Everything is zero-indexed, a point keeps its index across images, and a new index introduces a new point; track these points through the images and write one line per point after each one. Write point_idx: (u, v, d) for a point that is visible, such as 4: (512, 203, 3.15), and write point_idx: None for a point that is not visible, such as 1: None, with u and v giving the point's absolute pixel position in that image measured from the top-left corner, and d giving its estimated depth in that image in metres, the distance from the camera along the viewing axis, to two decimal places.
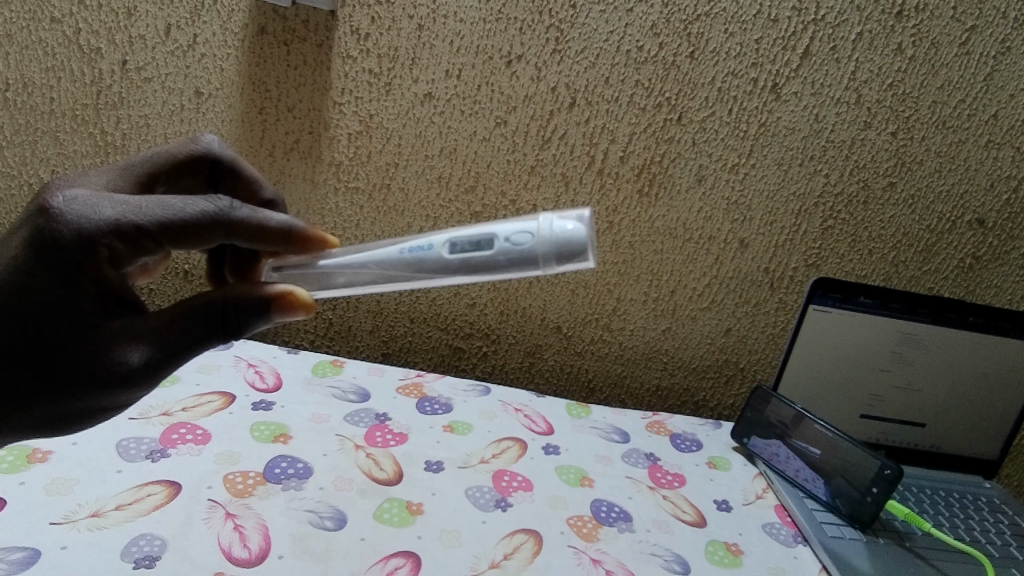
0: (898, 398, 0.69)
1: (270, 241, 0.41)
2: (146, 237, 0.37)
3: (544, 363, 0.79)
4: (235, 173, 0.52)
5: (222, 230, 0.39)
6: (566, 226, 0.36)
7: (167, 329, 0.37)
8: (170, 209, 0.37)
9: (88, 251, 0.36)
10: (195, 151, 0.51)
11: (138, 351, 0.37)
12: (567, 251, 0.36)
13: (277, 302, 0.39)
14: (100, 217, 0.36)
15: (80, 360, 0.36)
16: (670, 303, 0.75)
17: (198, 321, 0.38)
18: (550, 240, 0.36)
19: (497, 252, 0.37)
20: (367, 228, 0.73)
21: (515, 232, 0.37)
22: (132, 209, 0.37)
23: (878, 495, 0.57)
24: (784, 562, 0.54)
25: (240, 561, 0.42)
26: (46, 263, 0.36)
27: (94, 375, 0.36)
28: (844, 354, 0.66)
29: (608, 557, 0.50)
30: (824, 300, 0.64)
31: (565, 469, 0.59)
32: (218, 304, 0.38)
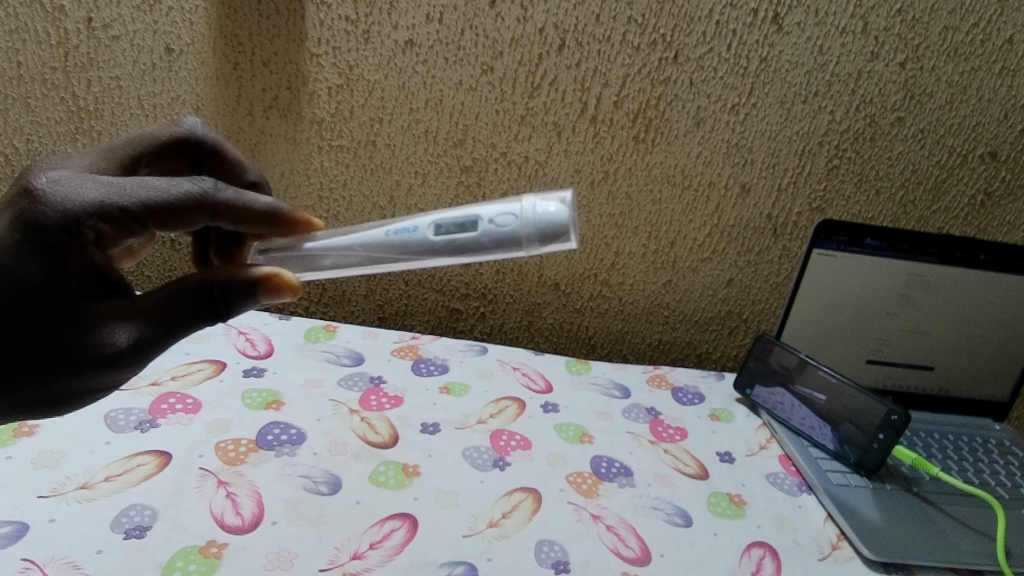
0: (906, 343, 0.67)
1: (260, 222, 0.39)
2: (130, 220, 0.35)
3: (543, 322, 0.77)
4: (220, 155, 0.50)
5: (207, 213, 0.37)
6: (552, 211, 0.35)
7: (154, 309, 0.36)
8: (154, 190, 0.36)
9: (73, 232, 0.34)
10: (175, 133, 0.48)
11: (127, 332, 0.35)
12: (550, 232, 0.35)
13: (263, 284, 0.38)
14: (82, 198, 0.35)
15: (64, 341, 0.34)
16: (670, 255, 0.73)
17: (185, 302, 0.36)
18: (533, 223, 0.36)
19: (481, 234, 0.37)
20: (354, 188, 0.71)
21: (499, 214, 0.36)
22: (115, 190, 0.35)
23: (884, 441, 0.56)
24: (789, 512, 0.53)
25: (233, 528, 0.42)
26: (15, 233, 0.34)
27: (78, 358, 0.35)
28: (849, 299, 0.64)
29: (608, 513, 0.49)
30: (828, 243, 0.62)
31: (565, 427, 0.58)
32: (205, 284, 0.36)
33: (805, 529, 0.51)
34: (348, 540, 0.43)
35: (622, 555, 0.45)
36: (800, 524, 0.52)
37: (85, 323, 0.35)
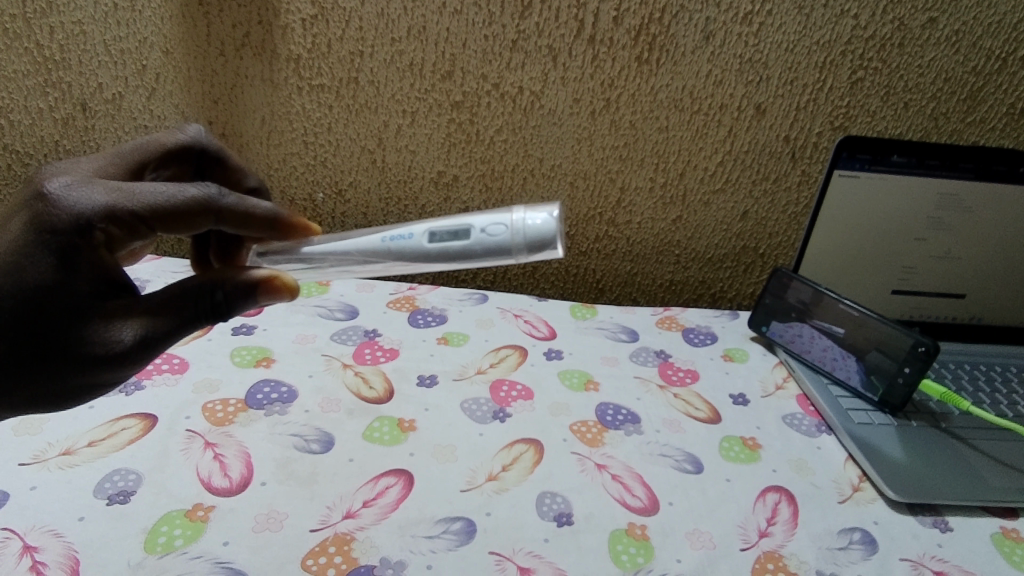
0: (935, 270, 0.62)
1: (261, 227, 0.38)
2: (135, 224, 0.34)
3: (548, 267, 0.73)
4: (221, 163, 0.48)
5: (212, 217, 0.36)
6: (543, 223, 0.34)
7: (155, 306, 0.33)
8: (158, 193, 0.34)
9: (82, 235, 0.32)
10: (176, 140, 0.45)
11: (127, 330, 0.33)
12: (539, 242, 0.34)
13: (262, 285, 0.35)
14: (85, 200, 0.33)
15: (63, 337, 0.32)
16: (680, 189, 0.68)
17: (187, 301, 0.34)
18: (523, 234, 0.34)
19: (473, 243, 0.35)
20: (340, 131, 0.67)
21: (490, 223, 0.34)
22: (119, 193, 0.34)
23: (910, 375, 0.52)
24: (807, 454, 0.50)
25: (221, 491, 0.40)
26: (13, 227, 0.33)
27: (76, 357, 0.32)
28: (873, 225, 0.59)
29: (614, 462, 0.47)
30: (851, 164, 0.56)
31: (568, 374, 0.56)
32: (207, 284, 0.34)
33: (825, 471, 0.49)
34: (341, 498, 0.41)
35: (628, 505, 0.43)
36: (819, 466, 0.49)
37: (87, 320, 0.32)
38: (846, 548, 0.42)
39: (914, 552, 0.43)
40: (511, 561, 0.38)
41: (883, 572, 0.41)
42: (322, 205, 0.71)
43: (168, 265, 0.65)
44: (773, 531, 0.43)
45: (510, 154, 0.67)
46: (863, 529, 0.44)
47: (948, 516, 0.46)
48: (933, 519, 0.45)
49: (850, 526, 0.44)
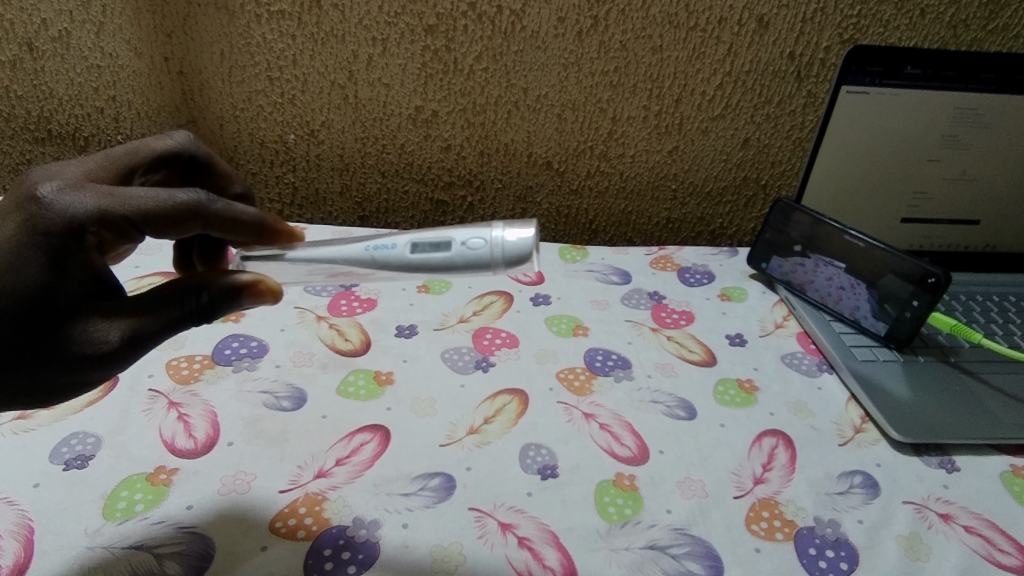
0: (949, 195, 0.58)
1: (252, 233, 0.35)
2: (125, 228, 0.31)
3: (538, 208, 0.69)
4: (209, 168, 0.43)
5: (200, 223, 0.33)
6: (519, 239, 0.33)
7: (135, 306, 0.31)
8: (149, 196, 0.31)
9: (71, 239, 0.30)
10: (165, 146, 0.41)
11: (107, 332, 0.30)
12: (514, 258, 0.33)
13: (247, 289, 0.33)
14: (71, 203, 0.30)
15: (39, 339, 0.30)
16: (676, 117, 0.63)
17: (170, 302, 0.31)
18: (501, 250, 0.33)
19: (454, 256, 0.34)
20: (307, 64, 0.61)
21: (471, 237, 0.34)
22: (109, 195, 0.31)
23: (918, 309, 0.49)
24: (806, 395, 0.48)
25: (185, 452, 0.38)
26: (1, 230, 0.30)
27: (51, 359, 0.30)
28: (883, 147, 0.55)
29: (603, 410, 0.44)
30: (860, 79, 0.51)
31: (556, 320, 0.53)
32: (192, 285, 0.32)
33: (825, 413, 0.46)
34: (313, 457, 0.39)
35: (616, 455, 0.41)
36: (819, 408, 0.47)
37: (64, 321, 0.30)
38: (846, 492, 0.40)
39: (918, 494, 0.41)
40: (491, 517, 0.37)
41: (885, 515, 0.39)
42: (294, 147, 0.66)
43: None
44: (769, 478, 0.40)
45: (492, 85, 0.62)
46: (864, 472, 0.42)
47: (954, 455, 0.44)
48: (939, 459, 0.43)
49: (851, 469, 0.42)
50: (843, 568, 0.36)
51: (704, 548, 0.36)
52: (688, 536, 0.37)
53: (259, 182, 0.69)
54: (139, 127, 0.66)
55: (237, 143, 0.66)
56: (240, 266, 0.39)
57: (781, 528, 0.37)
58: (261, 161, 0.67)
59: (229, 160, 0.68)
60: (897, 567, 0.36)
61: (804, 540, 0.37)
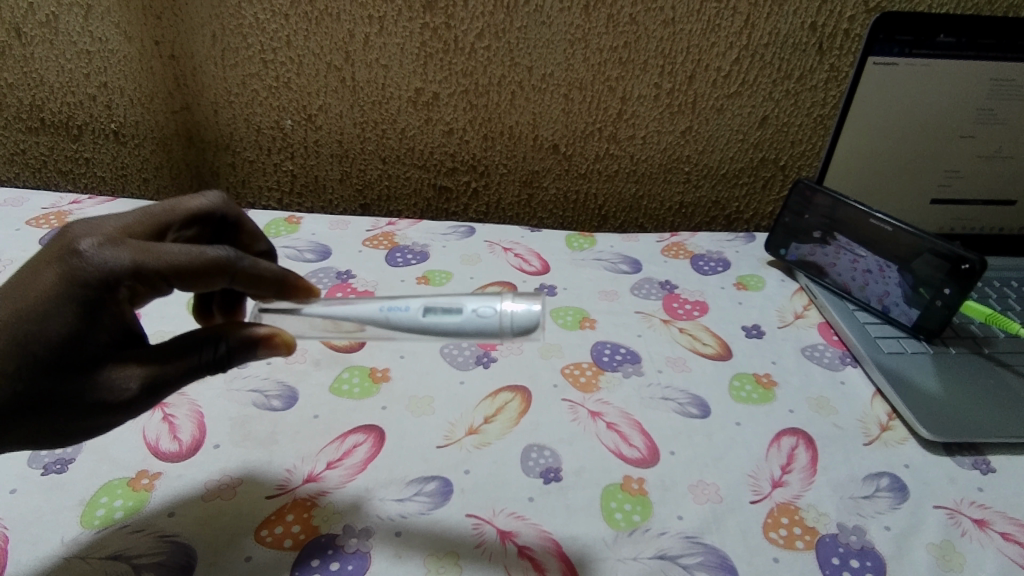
0: (983, 173, 0.54)
1: (278, 288, 0.33)
2: (159, 284, 0.30)
3: (545, 194, 0.66)
4: (238, 227, 0.39)
5: (227, 278, 0.31)
6: (529, 308, 0.32)
7: (153, 354, 0.29)
8: (181, 252, 0.30)
9: (105, 291, 0.29)
10: (200, 205, 0.37)
11: (123, 381, 0.29)
12: (520, 327, 0.32)
13: (264, 341, 0.31)
14: (109, 257, 0.29)
15: (46, 386, 0.28)
16: (689, 94, 0.60)
17: (187, 351, 0.29)
18: (508, 320, 0.32)
19: (464, 322, 0.32)
20: (301, 45, 0.59)
21: (482, 305, 0.32)
22: (144, 250, 0.30)
23: (950, 297, 0.46)
24: (828, 391, 0.45)
25: (169, 455, 0.36)
26: (37, 281, 0.29)
27: (56, 409, 0.28)
28: (912, 123, 0.51)
29: (610, 408, 0.42)
30: (888, 49, 0.48)
31: (562, 311, 0.50)
32: (210, 333, 0.30)
33: (849, 409, 0.43)
34: (303, 460, 0.37)
35: (624, 456, 0.39)
36: (842, 404, 0.44)
37: (77, 369, 0.28)
38: (872, 496, 0.37)
39: (951, 498, 0.38)
40: (489, 524, 0.34)
41: (914, 522, 0.36)
42: (291, 133, 0.64)
43: (124, 207, 0.59)
44: (788, 480, 0.38)
45: (495, 64, 0.59)
46: (891, 474, 0.39)
47: (989, 455, 0.41)
48: (973, 460, 0.40)
49: (878, 470, 0.39)
50: None
51: (718, 557, 0.34)
52: (700, 544, 0.34)
53: (257, 170, 0.67)
54: (132, 115, 0.64)
55: (233, 129, 0.64)
56: (256, 318, 0.36)
57: (802, 536, 0.35)
58: (258, 148, 0.65)
59: (225, 147, 0.65)
60: None
61: (827, 548, 0.34)
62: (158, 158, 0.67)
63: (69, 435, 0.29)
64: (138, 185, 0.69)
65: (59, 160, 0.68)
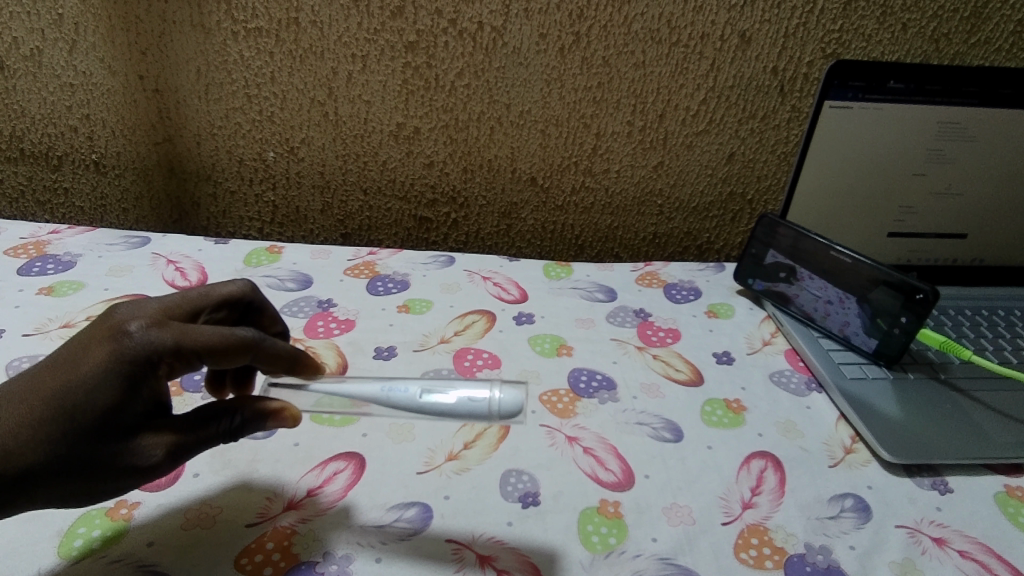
0: (934, 208, 0.57)
1: (291, 365, 0.36)
2: (194, 362, 0.32)
3: (523, 224, 0.68)
4: (261, 312, 0.39)
5: (250, 357, 0.33)
6: (516, 395, 0.33)
7: (178, 423, 0.31)
8: (215, 332, 0.32)
9: (147, 369, 0.30)
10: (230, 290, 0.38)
11: (150, 448, 0.30)
12: (502, 413, 0.33)
13: (273, 415, 0.33)
14: (154, 337, 0.31)
15: (82, 453, 0.29)
16: (660, 132, 0.63)
17: (206, 420, 0.32)
18: (494, 407, 0.33)
19: (455, 408, 0.33)
20: (285, 81, 0.60)
21: (473, 393, 0.34)
22: (184, 330, 0.31)
23: (907, 325, 0.48)
24: (795, 415, 0.46)
25: (148, 485, 0.36)
26: (84, 356, 0.30)
27: (87, 473, 0.30)
28: (867, 162, 0.54)
29: (587, 433, 0.43)
30: (843, 93, 0.51)
31: (539, 339, 0.52)
32: (226, 406, 0.33)
33: (814, 432, 0.45)
34: (284, 488, 0.37)
35: (600, 480, 0.40)
36: (808, 428, 0.45)
37: (112, 436, 0.30)
38: (837, 516, 0.39)
39: (911, 518, 0.39)
40: (469, 549, 0.35)
41: (878, 541, 0.38)
42: (274, 165, 0.65)
43: (103, 237, 0.59)
44: (758, 502, 0.39)
45: (474, 101, 0.61)
46: (855, 495, 0.40)
47: (947, 476, 0.43)
48: (931, 480, 0.42)
49: (842, 491, 0.41)
50: None
51: None
52: (674, 566, 0.35)
53: (239, 200, 0.68)
54: (113, 145, 0.65)
55: (215, 160, 0.65)
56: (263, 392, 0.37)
57: (771, 556, 0.36)
58: (240, 179, 0.66)
59: (207, 178, 0.66)
60: None
61: (795, 568, 0.36)
62: (139, 188, 0.67)
63: (92, 496, 0.31)
64: (118, 214, 0.69)
65: (37, 190, 0.68)
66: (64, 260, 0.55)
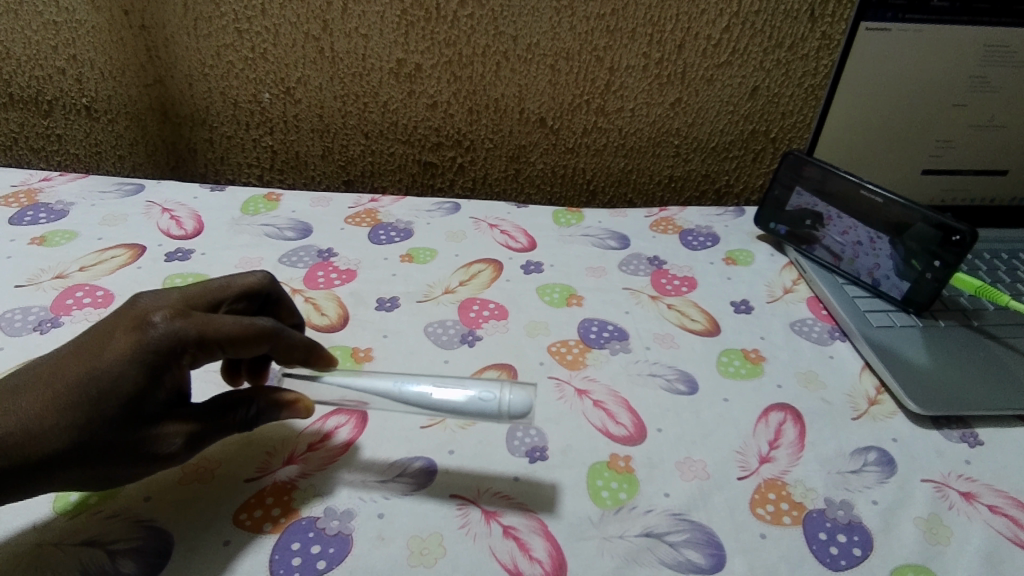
0: (974, 143, 0.53)
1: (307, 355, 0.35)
2: (215, 352, 0.31)
3: (532, 169, 0.65)
4: (279, 304, 0.37)
5: (269, 347, 0.33)
6: (526, 395, 0.33)
7: (198, 412, 0.31)
8: (237, 323, 0.31)
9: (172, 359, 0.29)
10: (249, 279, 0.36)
11: (170, 437, 0.30)
12: (511, 410, 0.32)
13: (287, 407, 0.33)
14: (176, 327, 0.30)
15: (107, 439, 0.28)
16: (678, 65, 0.58)
17: (224, 411, 0.31)
18: (505, 404, 0.33)
19: (464, 404, 0.33)
20: (276, 15, 0.56)
21: (483, 390, 0.33)
22: (207, 321, 0.31)
23: (940, 270, 0.45)
24: (817, 365, 0.44)
25: None
26: (108, 346, 0.29)
27: (110, 458, 0.29)
28: (904, 93, 0.50)
29: (597, 386, 0.41)
30: (882, 15, 0.46)
31: (548, 289, 0.49)
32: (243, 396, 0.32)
33: (837, 384, 0.43)
34: (283, 442, 0.36)
35: (611, 434, 0.38)
36: (831, 380, 0.43)
37: (136, 424, 0.29)
38: (860, 471, 0.37)
39: (938, 472, 0.37)
40: (474, 507, 0.34)
41: (902, 496, 0.36)
42: (270, 107, 0.62)
43: (96, 185, 0.57)
44: (776, 456, 0.37)
45: (478, 33, 0.57)
46: (879, 448, 0.39)
47: (977, 428, 0.40)
48: (961, 433, 0.40)
49: (865, 445, 0.39)
50: (855, 554, 0.33)
51: (705, 534, 0.33)
52: (687, 522, 0.34)
53: (236, 146, 0.65)
54: (103, 88, 0.62)
55: (209, 103, 0.62)
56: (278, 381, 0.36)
57: (789, 512, 0.35)
58: (236, 123, 0.63)
59: (201, 122, 0.63)
60: (915, 552, 0.33)
61: (814, 524, 0.34)
62: (133, 134, 0.65)
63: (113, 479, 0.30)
64: (113, 161, 0.67)
65: (30, 137, 0.66)
66: (56, 210, 0.53)
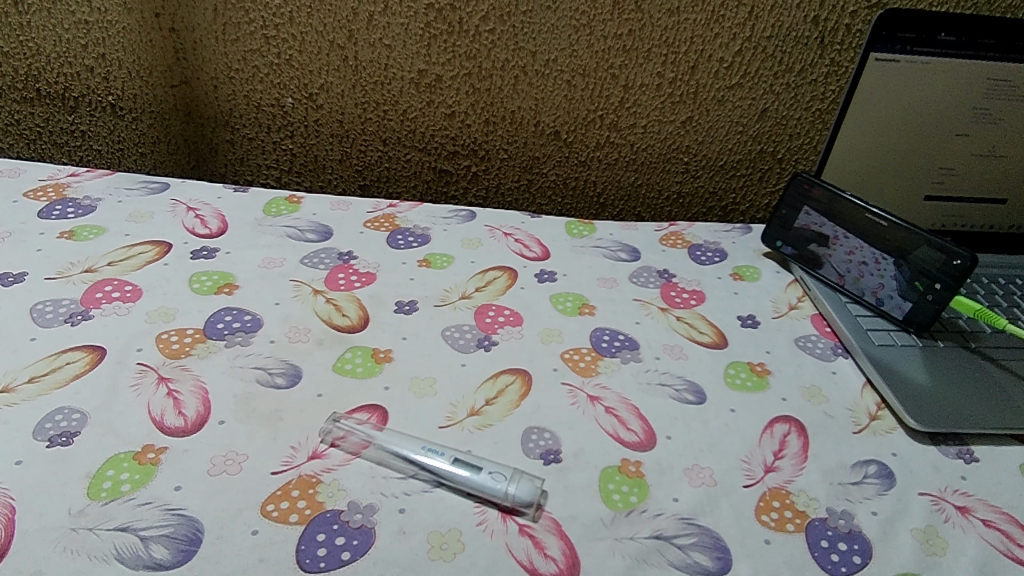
0: (976, 171, 0.55)
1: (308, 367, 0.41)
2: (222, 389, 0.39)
3: (545, 180, 0.66)
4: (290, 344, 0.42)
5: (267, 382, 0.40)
6: (532, 489, 0.36)
7: None
8: None
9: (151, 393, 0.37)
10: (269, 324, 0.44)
11: None
12: (515, 504, 0.35)
13: None
14: None
15: None
16: (690, 84, 0.60)
17: None
18: (511, 494, 0.35)
19: (475, 482, 0.35)
20: (304, 22, 0.58)
21: (496, 473, 0.36)
22: None
23: (940, 293, 0.47)
24: (820, 380, 0.46)
25: (174, 430, 0.37)
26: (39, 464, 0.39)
27: None
28: (910, 121, 0.52)
29: (609, 393, 0.43)
30: (890, 45, 0.48)
31: (562, 297, 0.51)
32: None
33: (839, 399, 0.44)
34: (308, 437, 0.38)
35: (622, 440, 0.39)
36: (833, 395, 0.45)
37: None
38: (860, 482, 0.39)
39: (935, 486, 0.39)
40: (490, 505, 0.35)
41: (901, 508, 0.37)
42: (292, 112, 0.64)
43: (121, 182, 0.58)
44: (780, 466, 0.39)
45: (499, 48, 0.59)
46: (879, 461, 0.40)
47: (973, 445, 0.42)
48: (957, 450, 0.41)
49: (866, 458, 0.40)
50: (855, 561, 0.34)
51: (712, 538, 0.35)
52: (695, 526, 0.35)
53: (256, 148, 0.66)
54: (129, 87, 0.64)
55: (232, 105, 0.64)
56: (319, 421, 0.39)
57: (792, 520, 0.36)
58: (258, 125, 0.65)
59: (224, 124, 0.65)
60: (911, 562, 0.35)
61: (816, 532, 0.36)
62: (156, 133, 0.66)
63: None
64: (134, 159, 0.68)
65: (52, 132, 0.66)
66: (83, 205, 0.55)
